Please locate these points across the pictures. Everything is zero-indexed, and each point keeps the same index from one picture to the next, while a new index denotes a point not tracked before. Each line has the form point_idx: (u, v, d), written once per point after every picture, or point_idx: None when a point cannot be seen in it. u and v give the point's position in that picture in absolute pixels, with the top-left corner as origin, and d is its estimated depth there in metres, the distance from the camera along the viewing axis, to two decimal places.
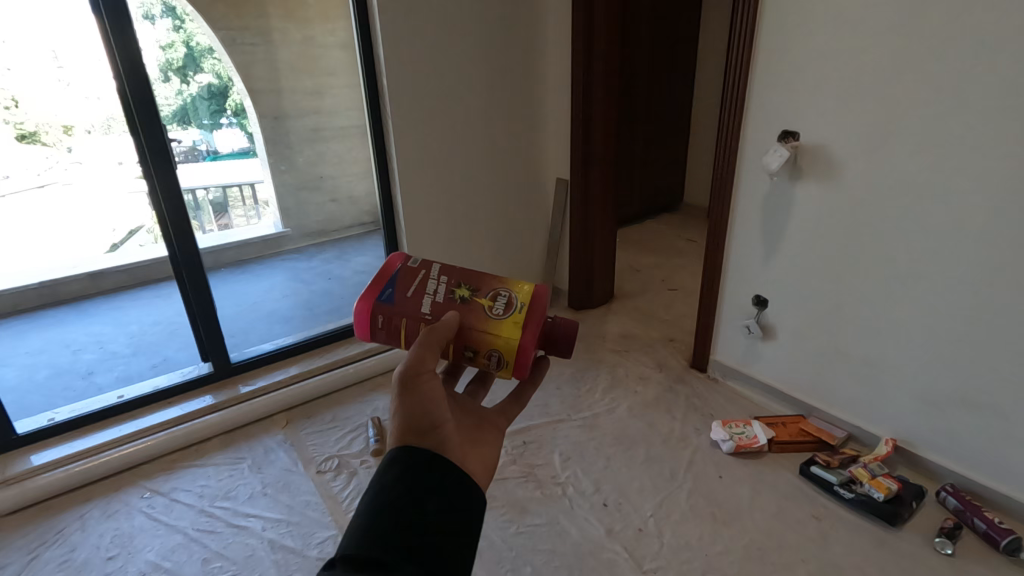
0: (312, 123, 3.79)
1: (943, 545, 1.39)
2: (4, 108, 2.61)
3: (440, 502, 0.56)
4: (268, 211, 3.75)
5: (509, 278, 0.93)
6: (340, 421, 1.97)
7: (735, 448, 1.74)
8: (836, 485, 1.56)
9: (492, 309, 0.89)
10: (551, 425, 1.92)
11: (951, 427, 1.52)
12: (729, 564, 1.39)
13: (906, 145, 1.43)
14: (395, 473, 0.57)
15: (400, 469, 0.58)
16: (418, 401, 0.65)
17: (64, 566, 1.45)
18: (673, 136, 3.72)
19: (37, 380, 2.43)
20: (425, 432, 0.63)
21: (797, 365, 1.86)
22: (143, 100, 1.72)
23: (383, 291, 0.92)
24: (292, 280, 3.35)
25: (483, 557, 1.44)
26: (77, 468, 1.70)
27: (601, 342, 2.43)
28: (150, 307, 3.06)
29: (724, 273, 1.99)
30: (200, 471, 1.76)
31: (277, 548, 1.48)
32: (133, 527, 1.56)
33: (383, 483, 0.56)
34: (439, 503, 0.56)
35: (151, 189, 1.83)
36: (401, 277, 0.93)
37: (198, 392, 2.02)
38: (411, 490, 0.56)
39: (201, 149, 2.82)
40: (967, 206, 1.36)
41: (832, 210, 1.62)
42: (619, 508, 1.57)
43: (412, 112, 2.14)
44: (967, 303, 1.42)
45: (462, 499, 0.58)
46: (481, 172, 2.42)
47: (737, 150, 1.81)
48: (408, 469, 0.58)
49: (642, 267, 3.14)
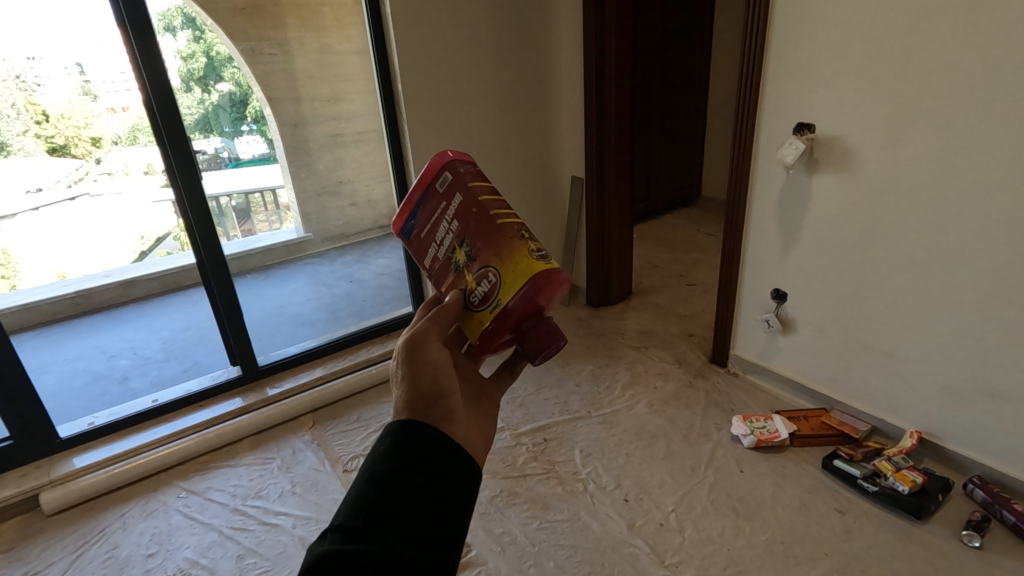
0: (330, 129, 3.87)
1: (970, 538, 1.37)
2: (35, 123, 2.72)
3: (427, 471, 0.56)
4: (289, 215, 3.80)
5: (522, 261, 0.75)
6: (364, 421, 2.01)
7: (757, 442, 1.73)
8: (860, 478, 1.55)
9: (473, 296, 0.77)
10: (571, 422, 1.94)
11: (978, 419, 1.50)
12: (751, 559, 1.40)
13: (923, 134, 1.42)
14: (389, 444, 0.57)
15: (380, 446, 0.57)
16: (427, 371, 0.66)
17: (108, 563, 1.52)
18: (689, 130, 3.69)
19: (77, 386, 2.53)
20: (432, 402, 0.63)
21: (818, 358, 1.85)
22: (168, 112, 1.79)
23: (408, 221, 0.86)
24: (315, 283, 3.43)
25: (507, 552, 1.47)
26: (117, 469, 1.77)
27: (621, 339, 2.43)
28: (179, 313, 3.16)
29: (742, 267, 1.99)
30: (232, 471, 1.83)
31: (307, 545, 1.52)
32: (171, 525, 1.63)
33: (377, 455, 0.56)
34: (426, 472, 0.56)
35: (178, 196, 1.89)
36: (424, 208, 0.84)
37: (228, 395, 2.09)
38: (402, 462, 0.55)
39: (224, 156, 2.84)
40: (987, 194, 1.35)
41: (851, 201, 1.60)
42: (641, 503, 1.59)
43: (426, 115, 2.18)
44: (989, 294, 1.40)
45: (451, 473, 0.57)
46: (497, 174, 2.45)
47: (752, 144, 1.81)
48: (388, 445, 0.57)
49: (660, 262, 3.14)
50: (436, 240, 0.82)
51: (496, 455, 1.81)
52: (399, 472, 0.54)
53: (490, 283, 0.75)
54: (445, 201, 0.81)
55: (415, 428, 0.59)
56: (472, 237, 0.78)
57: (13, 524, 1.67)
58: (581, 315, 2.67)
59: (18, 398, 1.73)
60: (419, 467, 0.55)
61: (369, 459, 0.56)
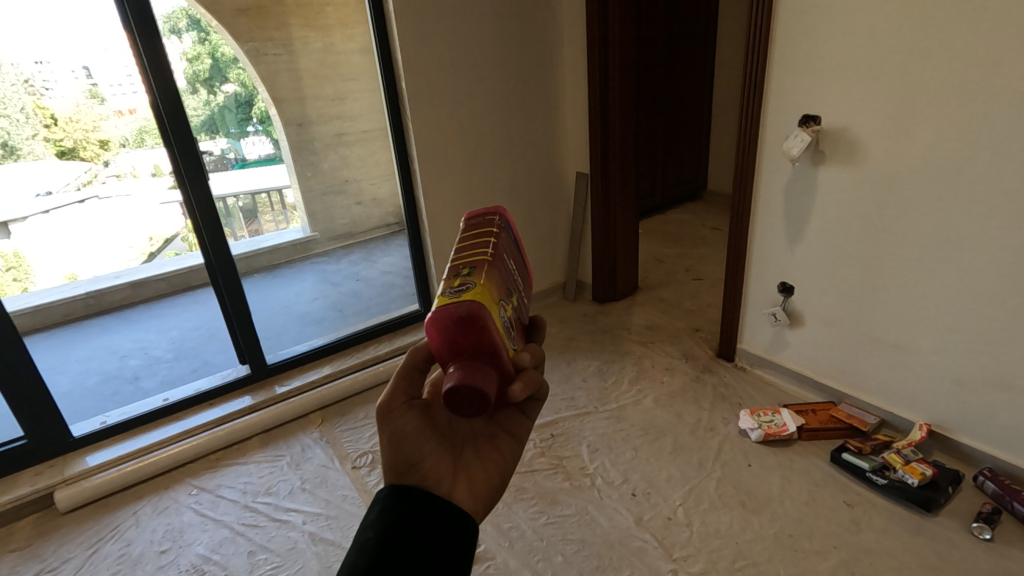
0: (335, 128, 3.89)
1: (981, 530, 1.37)
2: (44, 127, 2.75)
3: (416, 537, 0.56)
4: (296, 215, 3.84)
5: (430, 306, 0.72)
6: (372, 418, 2.03)
7: (764, 436, 1.73)
8: (869, 471, 1.55)
9: None
10: (578, 418, 1.94)
11: (987, 411, 1.49)
12: (760, 552, 1.40)
13: (929, 124, 1.40)
14: (378, 513, 0.58)
15: (369, 517, 0.58)
16: (392, 441, 0.66)
17: (122, 560, 1.54)
18: (694, 124, 3.68)
19: (89, 385, 2.56)
20: (402, 473, 0.65)
21: (825, 351, 1.84)
22: (174, 113, 1.80)
23: None
24: (322, 282, 3.44)
25: (515, 547, 1.48)
26: (129, 468, 1.79)
27: (627, 334, 2.43)
28: (188, 313, 3.19)
29: (748, 261, 1.98)
30: (243, 468, 1.84)
31: (317, 541, 1.54)
32: (183, 522, 1.65)
33: (368, 526, 0.57)
34: (415, 538, 0.56)
35: (185, 197, 1.91)
36: None
37: (238, 393, 2.11)
38: (392, 528, 0.56)
39: (230, 157, 2.85)
40: (992, 185, 1.34)
41: (857, 193, 1.59)
42: (648, 497, 1.59)
43: (430, 113, 2.18)
44: (997, 285, 1.39)
45: (441, 536, 0.57)
46: (501, 171, 2.45)
47: (758, 138, 1.80)
48: (377, 514, 0.58)
49: (667, 257, 3.13)
50: None
51: None
52: (389, 538, 0.55)
53: None
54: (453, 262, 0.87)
55: (399, 495, 0.60)
56: None
57: (30, 521, 1.70)
58: (587, 311, 2.66)
59: (33, 398, 1.77)
60: (409, 531, 0.56)
61: (359, 530, 0.57)
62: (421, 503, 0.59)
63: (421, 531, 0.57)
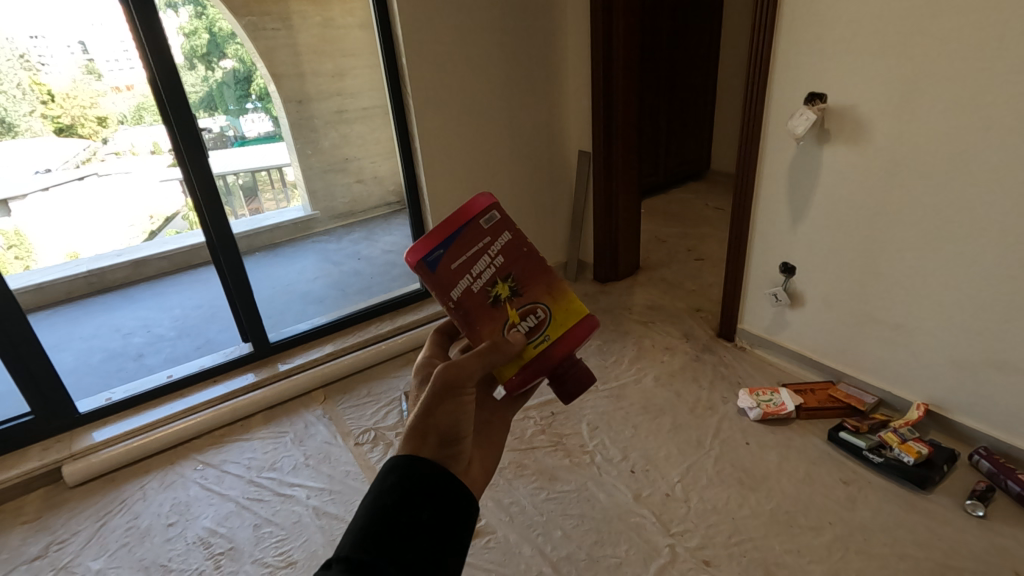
0: (335, 105, 3.85)
1: (974, 507, 1.39)
2: (41, 103, 2.70)
3: (433, 510, 0.54)
4: (297, 193, 3.82)
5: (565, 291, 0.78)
6: (374, 395, 2.05)
7: (763, 415, 1.75)
8: (865, 450, 1.56)
9: (516, 329, 0.75)
10: (578, 396, 1.96)
11: (985, 391, 1.50)
12: (755, 528, 1.42)
13: (936, 102, 1.38)
14: (395, 478, 0.55)
15: (384, 477, 0.55)
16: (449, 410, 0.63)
17: (130, 532, 1.57)
18: (698, 101, 3.63)
19: (94, 362, 2.58)
20: (448, 441, 0.61)
21: (825, 331, 1.84)
22: (173, 90, 1.78)
23: (432, 251, 0.71)
24: (323, 261, 3.43)
25: (515, 521, 1.50)
26: (135, 443, 1.81)
27: (628, 313, 2.44)
28: (191, 291, 3.19)
29: (750, 240, 1.97)
30: (247, 444, 1.87)
31: (321, 515, 1.57)
32: (189, 496, 1.68)
33: (382, 487, 0.54)
34: (431, 512, 0.54)
35: (185, 175, 1.90)
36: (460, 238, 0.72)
37: (241, 370, 2.12)
38: (408, 496, 0.53)
39: (229, 134, 2.86)
40: (997, 165, 1.33)
41: (861, 173, 1.58)
42: (647, 474, 1.62)
43: (431, 90, 2.16)
44: (999, 266, 1.39)
45: (454, 513, 0.55)
46: (503, 149, 2.43)
47: (762, 116, 1.77)
48: (391, 477, 0.55)
49: (669, 237, 3.12)
50: (471, 272, 0.73)
51: None
52: (405, 507, 0.53)
53: (540, 318, 0.76)
54: (487, 234, 0.74)
55: (423, 464, 0.57)
56: (518, 270, 0.76)
57: (40, 494, 1.73)
58: (589, 291, 2.66)
59: (38, 374, 1.78)
60: (427, 504, 0.54)
61: (374, 490, 0.54)
62: (448, 478, 0.56)
63: (439, 507, 0.54)
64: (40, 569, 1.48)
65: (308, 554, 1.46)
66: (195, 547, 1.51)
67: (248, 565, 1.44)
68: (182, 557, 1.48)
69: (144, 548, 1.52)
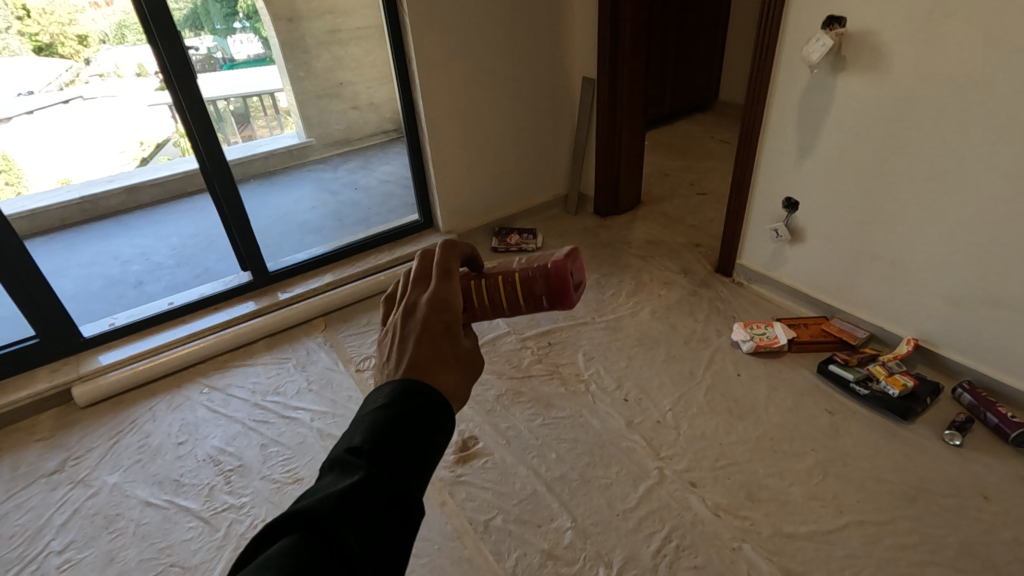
0: (327, 24, 3.64)
1: (952, 437, 1.45)
2: (16, 19, 2.47)
3: (418, 435, 0.54)
4: (291, 120, 3.72)
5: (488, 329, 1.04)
6: (374, 324, 2.08)
7: (755, 348, 1.78)
8: (852, 382, 1.61)
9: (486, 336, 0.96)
10: (575, 328, 1.99)
11: (975, 328, 1.53)
12: (741, 453, 1.49)
13: (961, 29, 1.31)
14: (398, 394, 0.57)
15: (391, 392, 0.57)
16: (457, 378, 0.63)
17: (142, 449, 1.64)
18: (710, 26, 3.45)
19: (94, 289, 2.59)
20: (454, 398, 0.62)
21: (823, 267, 1.85)
22: (155, 4, 1.67)
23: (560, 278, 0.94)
24: (320, 190, 3.38)
25: (512, 444, 1.57)
26: (141, 367, 1.85)
27: (627, 247, 2.43)
28: (187, 219, 3.16)
29: (755, 175, 1.94)
30: (251, 369, 1.91)
31: (325, 436, 1.64)
32: (197, 417, 1.73)
33: (386, 396, 0.57)
34: (416, 437, 0.54)
35: (174, 97, 1.83)
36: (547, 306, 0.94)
37: (241, 299, 2.14)
38: (402, 416, 0.55)
39: (217, 57, 2.69)
40: (1016, 98, 1.28)
41: (875, 105, 1.53)
42: (639, 402, 1.67)
43: (429, 8, 2.03)
44: (1004, 203, 1.37)
45: (434, 446, 0.55)
46: (504, 74, 2.33)
47: (777, 41, 1.69)
48: (396, 395, 0.57)
49: (672, 170, 3.05)
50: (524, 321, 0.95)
51: (502, 357, 1.88)
52: (400, 421, 0.55)
53: None
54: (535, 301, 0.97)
55: (425, 393, 0.58)
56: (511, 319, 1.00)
57: (52, 414, 1.79)
58: (588, 224, 2.64)
59: (39, 299, 1.80)
60: (419, 427, 0.55)
61: (380, 399, 0.57)
62: (439, 409, 0.58)
63: (426, 434, 0.55)
64: (59, 482, 1.55)
65: (314, 472, 1.53)
66: (205, 464, 1.58)
67: (257, 482, 1.52)
68: (193, 474, 1.55)
69: (156, 464, 1.59)
